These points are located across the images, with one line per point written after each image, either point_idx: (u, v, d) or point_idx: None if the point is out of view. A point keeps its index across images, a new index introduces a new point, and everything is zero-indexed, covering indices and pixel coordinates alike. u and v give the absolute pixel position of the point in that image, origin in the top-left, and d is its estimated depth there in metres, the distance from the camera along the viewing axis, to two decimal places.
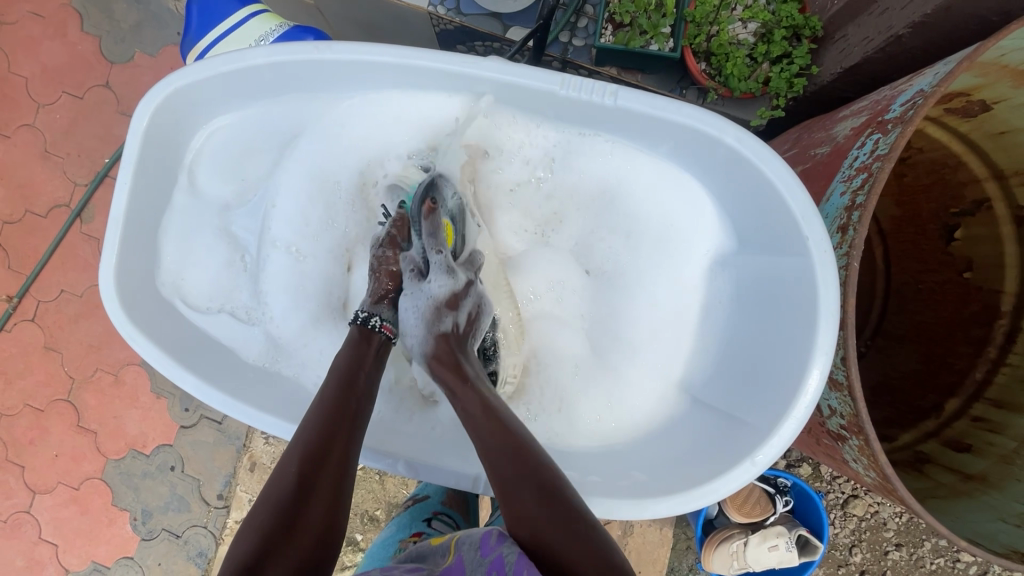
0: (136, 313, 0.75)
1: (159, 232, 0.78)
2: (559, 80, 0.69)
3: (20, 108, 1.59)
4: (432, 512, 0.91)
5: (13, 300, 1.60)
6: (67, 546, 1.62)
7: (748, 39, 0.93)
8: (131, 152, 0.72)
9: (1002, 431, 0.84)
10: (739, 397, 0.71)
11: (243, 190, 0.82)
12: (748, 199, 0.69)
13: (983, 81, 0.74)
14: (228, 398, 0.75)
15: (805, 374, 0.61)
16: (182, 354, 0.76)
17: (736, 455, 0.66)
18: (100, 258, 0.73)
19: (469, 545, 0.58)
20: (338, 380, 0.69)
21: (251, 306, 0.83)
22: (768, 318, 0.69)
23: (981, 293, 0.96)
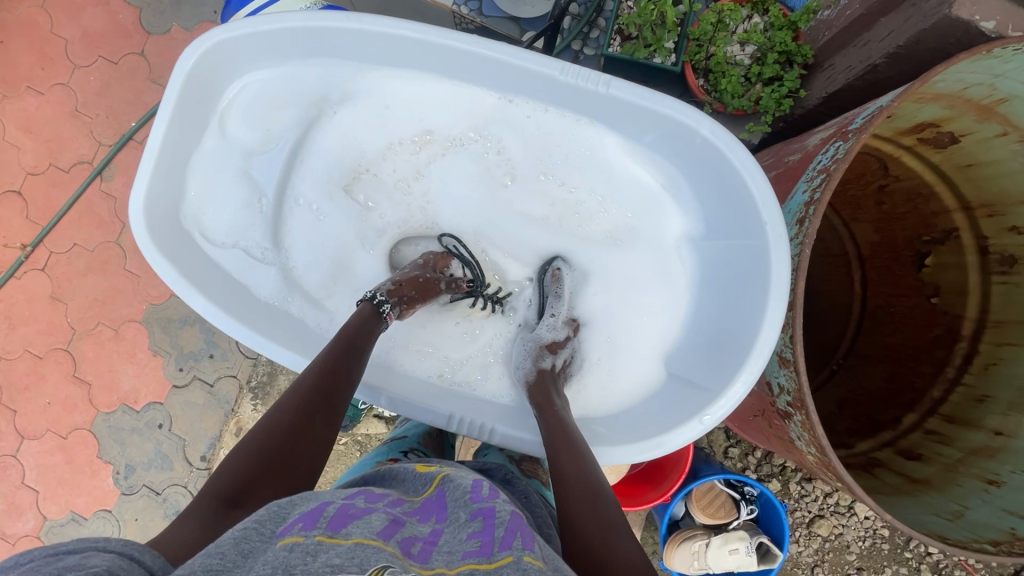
0: (162, 238, 0.80)
1: (188, 168, 0.85)
2: (559, 67, 0.75)
3: (57, 67, 1.67)
4: (408, 446, 0.84)
5: (27, 248, 1.66)
6: (48, 493, 1.65)
7: (744, 61, 1.01)
8: (170, 93, 0.78)
9: (950, 442, 0.88)
10: (702, 367, 0.78)
11: (268, 140, 0.89)
12: (717, 187, 0.75)
13: (951, 113, 0.81)
14: (236, 322, 0.81)
15: (753, 345, 0.67)
16: (197, 279, 0.82)
17: (689, 415, 0.72)
18: (131, 186, 0.79)
19: (458, 487, 0.58)
20: (343, 343, 0.74)
21: (265, 247, 0.90)
22: (729, 293, 0.76)
23: (946, 317, 1.01)
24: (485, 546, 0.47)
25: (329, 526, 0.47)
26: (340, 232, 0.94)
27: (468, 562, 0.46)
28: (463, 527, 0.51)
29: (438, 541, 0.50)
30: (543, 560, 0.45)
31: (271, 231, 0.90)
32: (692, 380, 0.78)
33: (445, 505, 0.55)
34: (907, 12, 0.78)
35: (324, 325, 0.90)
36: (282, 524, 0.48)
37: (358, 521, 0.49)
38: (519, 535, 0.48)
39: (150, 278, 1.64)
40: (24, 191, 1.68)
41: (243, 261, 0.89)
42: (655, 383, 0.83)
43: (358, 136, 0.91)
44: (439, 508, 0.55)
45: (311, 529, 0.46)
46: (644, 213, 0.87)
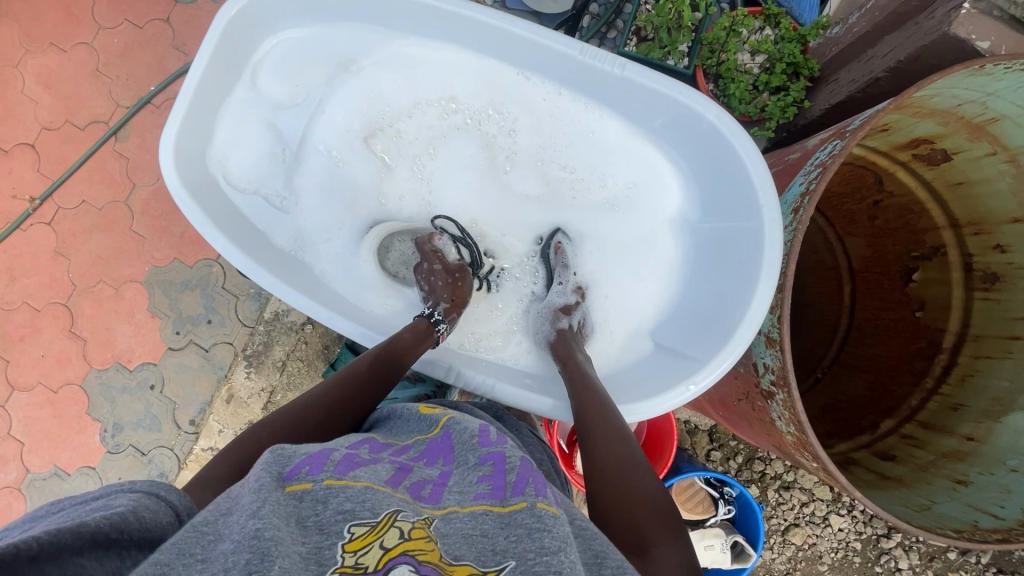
0: (189, 176, 0.83)
1: (218, 114, 0.87)
2: (579, 48, 0.79)
3: (81, 27, 1.70)
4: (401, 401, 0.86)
5: (35, 201, 1.68)
6: (33, 446, 1.66)
7: (753, 69, 1.05)
8: (210, 40, 0.81)
9: (923, 446, 0.92)
10: (692, 339, 0.81)
11: (296, 96, 0.92)
12: (719, 170, 0.79)
13: (945, 130, 0.85)
14: (252, 264, 0.81)
15: (744, 317, 0.71)
16: (219, 217, 0.84)
17: (676, 381, 0.75)
18: (161, 125, 0.81)
19: (463, 432, 0.60)
20: (393, 346, 0.77)
21: (284, 196, 0.93)
22: (723, 270, 0.80)
23: (928, 330, 1.05)
24: (498, 491, 0.50)
25: (338, 472, 0.49)
26: (352, 187, 0.96)
27: (481, 503, 0.49)
28: (473, 471, 0.54)
29: (448, 484, 0.52)
30: (555, 505, 0.48)
31: (290, 184, 0.93)
32: (682, 350, 0.81)
33: (452, 449, 0.58)
34: (909, 30, 0.83)
35: (332, 273, 0.93)
36: (289, 466, 0.48)
37: (366, 468, 0.51)
38: (531, 482, 0.50)
39: (155, 240, 1.66)
40: (38, 145, 1.70)
41: (262, 207, 0.91)
42: (645, 355, 0.86)
43: (381, 97, 0.94)
44: (446, 451, 0.58)
45: (321, 475, 0.48)
46: (649, 191, 0.91)
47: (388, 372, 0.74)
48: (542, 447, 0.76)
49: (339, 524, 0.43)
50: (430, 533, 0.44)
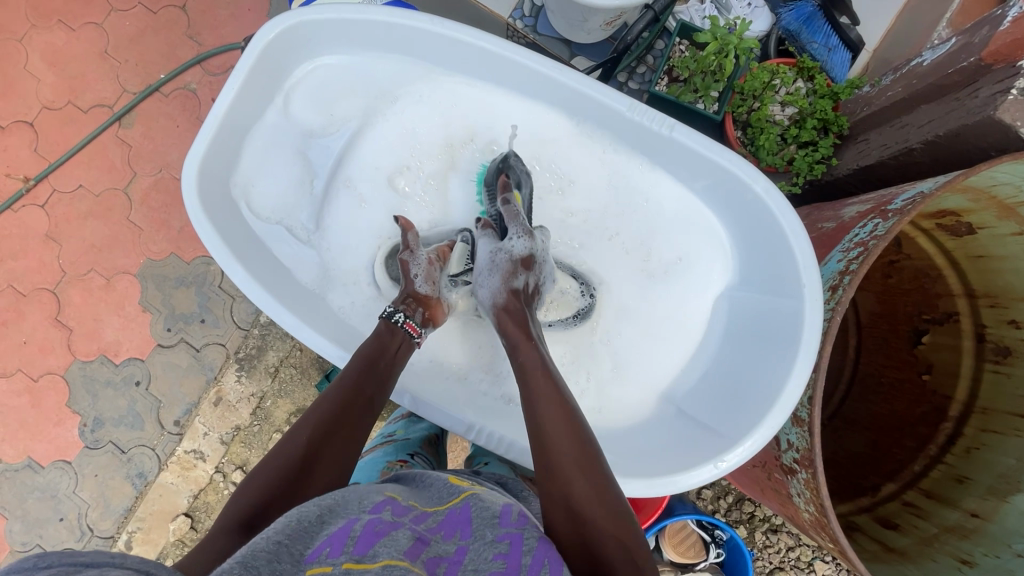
0: (209, 202, 0.79)
1: (245, 139, 0.84)
2: (628, 103, 0.80)
3: (93, 6, 1.64)
4: (414, 449, 0.86)
5: (30, 182, 1.62)
6: (8, 435, 1.60)
7: (783, 121, 1.05)
8: (245, 63, 0.79)
9: (926, 517, 0.92)
10: (719, 413, 0.78)
11: (329, 124, 0.89)
12: (758, 241, 0.79)
13: (975, 205, 0.85)
14: (271, 300, 0.79)
15: (778, 398, 0.69)
16: (241, 250, 0.81)
17: (704, 456, 0.73)
18: (190, 147, 0.79)
19: (484, 507, 0.56)
20: (362, 361, 0.73)
21: (308, 228, 0.89)
22: (758, 344, 0.78)
23: (934, 396, 1.06)
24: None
25: (357, 551, 0.46)
26: (374, 221, 0.92)
27: None
28: (489, 547, 0.50)
29: (463, 561, 0.49)
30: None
31: (317, 214, 0.89)
32: (710, 425, 0.78)
33: (469, 521, 0.54)
34: (948, 105, 0.82)
35: (349, 311, 0.89)
36: (311, 546, 0.46)
37: (385, 539, 0.48)
38: (547, 563, 0.48)
39: (152, 232, 1.61)
40: (37, 124, 1.64)
41: (285, 239, 0.88)
42: (669, 421, 0.83)
43: (418, 129, 0.90)
44: (464, 523, 0.54)
45: (339, 557, 0.45)
46: (686, 256, 0.87)
47: (352, 395, 0.69)
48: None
49: None
50: None
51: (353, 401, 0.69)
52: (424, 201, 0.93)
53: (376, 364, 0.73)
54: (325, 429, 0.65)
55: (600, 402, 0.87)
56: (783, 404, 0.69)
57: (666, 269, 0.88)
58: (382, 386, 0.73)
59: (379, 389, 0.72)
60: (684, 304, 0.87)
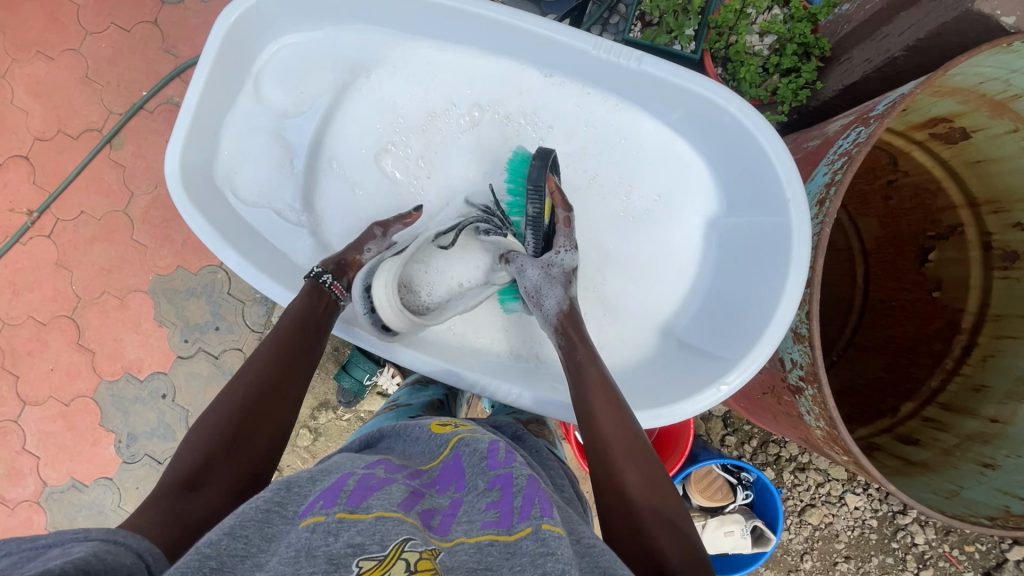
0: (193, 190, 0.81)
1: (221, 127, 0.86)
2: (592, 41, 0.78)
3: (68, 32, 1.66)
4: (416, 412, 0.84)
5: (34, 214, 1.65)
6: (49, 460, 1.66)
7: (762, 51, 1.02)
8: (210, 48, 0.80)
9: (947, 429, 0.91)
10: (721, 342, 0.79)
11: (301, 102, 0.90)
12: (741, 161, 0.79)
13: (965, 107, 0.83)
14: (266, 280, 0.80)
15: (774, 312, 0.69)
16: (229, 233, 0.82)
17: (706, 383, 0.73)
18: (166, 141, 0.80)
19: (473, 452, 0.58)
20: (294, 321, 0.75)
21: (294, 207, 0.90)
22: (754, 266, 0.77)
23: (947, 311, 1.04)
24: (503, 516, 0.47)
25: (350, 502, 0.47)
26: (359, 197, 0.92)
27: (487, 531, 0.46)
28: (481, 496, 0.52)
29: (457, 512, 0.51)
30: (561, 526, 0.46)
31: (302, 194, 0.91)
32: (712, 353, 0.79)
33: (462, 471, 0.56)
34: (926, 7, 0.82)
35: None
36: (304, 504, 0.47)
37: (378, 494, 0.50)
38: (537, 502, 0.48)
39: (157, 248, 1.64)
40: (32, 156, 1.67)
41: (273, 220, 0.89)
42: (671, 356, 0.84)
43: (393, 97, 0.91)
44: (457, 474, 0.56)
45: (333, 507, 0.46)
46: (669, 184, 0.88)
47: (288, 355, 0.72)
48: (555, 456, 0.72)
49: (348, 558, 0.40)
50: (436, 565, 0.42)
51: (293, 360, 0.72)
52: (405, 175, 0.92)
53: (308, 323, 0.76)
54: (258, 390, 0.68)
55: (606, 347, 0.88)
56: (779, 319, 0.69)
57: (650, 206, 0.88)
58: (317, 344, 0.76)
59: (314, 347, 0.75)
60: (677, 238, 0.88)
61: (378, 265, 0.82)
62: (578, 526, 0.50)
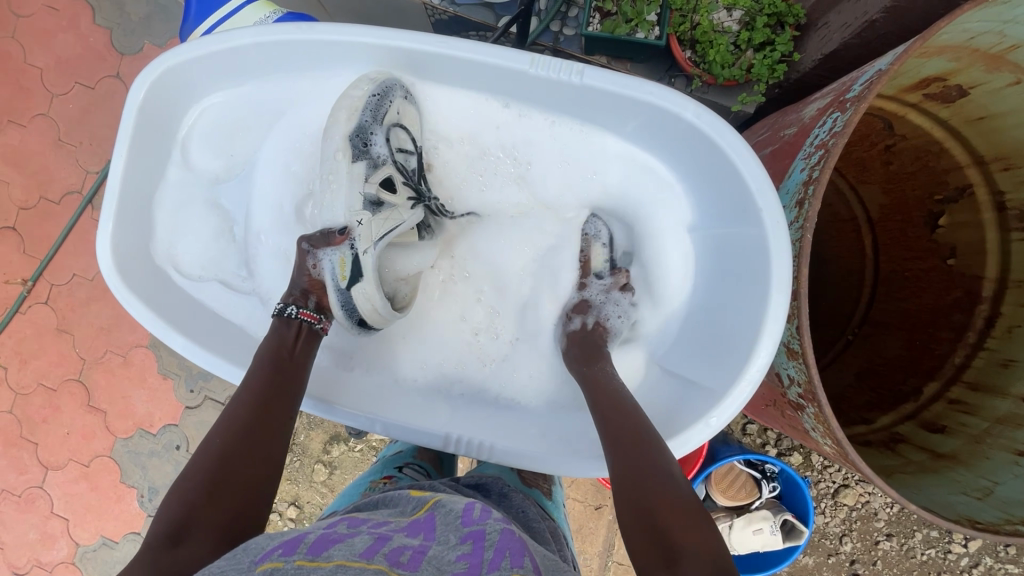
0: (131, 275, 0.79)
1: (154, 203, 0.84)
2: (528, 60, 0.73)
3: (35, 98, 1.65)
4: (403, 461, 0.86)
5: (28, 282, 1.66)
6: (78, 521, 1.67)
7: (732, 27, 0.95)
8: (126, 125, 0.78)
9: (975, 412, 0.86)
10: (703, 365, 0.74)
11: (233, 165, 0.88)
12: (705, 168, 0.74)
13: (958, 65, 0.76)
14: (215, 359, 0.78)
15: (758, 336, 0.64)
16: (173, 315, 0.80)
17: (693, 416, 0.69)
18: (98, 227, 0.78)
19: (448, 510, 0.56)
20: (268, 360, 0.72)
21: (241, 275, 0.88)
22: (732, 281, 0.73)
23: (964, 279, 0.97)
24: (473, 567, 0.47)
25: (310, 551, 0.48)
26: None
27: None
28: (451, 547, 0.50)
29: (428, 550, 0.49)
30: None
31: (246, 259, 0.88)
32: (694, 378, 0.75)
33: (434, 526, 0.54)
34: None
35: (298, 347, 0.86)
36: (260, 553, 0.48)
37: (339, 545, 0.50)
38: (507, 555, 0.48)
39: None
40: (19, 226, 1.68)
41: (219, 291, 0.87)
42: (657, 382, 0.80)
43: None
44: (428, 529, 0.54)
45: (292, 554, 0.47)
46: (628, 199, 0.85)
47: (271, 392, 0.69)
48: (542, 513, 0.71)
49: None
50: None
51: (271, 401, 0.68)
52: None
53: (285, 358, 0.73)
54: (240, 434, 0.65)
55: None
56: (761, 344, 0.64)
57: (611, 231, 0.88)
58: (300, 379, 0.73)
59: (297, 380, 0.72)
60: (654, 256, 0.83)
61: (355, 298, 0.78)
62: (555, 574, 0.49)
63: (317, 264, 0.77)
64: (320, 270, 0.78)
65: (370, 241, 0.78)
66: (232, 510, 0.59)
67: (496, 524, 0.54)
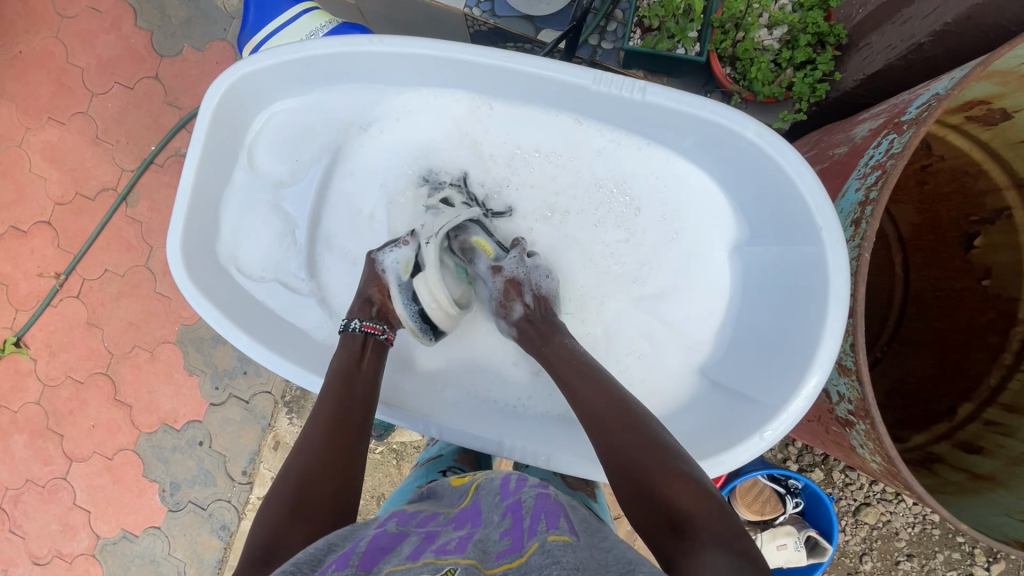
0: (197, 274, 0.81)
1: (219, 205, 0.86)
2: (591, 76, 0.75)
3: (74, 96, 1.69)
4: (445, 465, 0.87)
5: (61, 276, 1.70)
6: (100, 513, 1.69)
7: (773, 45, 0.96)
8: (200, 129, 0.81)
9: (1013, 434, 0.85)
10: (755, 380, 0.76)
11: (295, 169, 0.90)
12: (764, 185, 0.75)
13: (1004, 89, 0.77)
14: (278, 359, 0.81)
15: (816, 355, 0.66)
16: (236, 316, 0.82)
17: (747, 431, 0.71)
18: (167, 226, 0.80)
19: (489, 490, 0.59)
20: (339, 379, 0.74)
21: (300, 277, 0.90)
22: (791, 296, 0.74)
23: (1000, 300, 0.96)
24: (517, 541, 0.48)
25: (362, 564, 0.47)
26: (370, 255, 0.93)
27: (504, 560, 0.46)
28: (496, 527, 0.52)
29: (473, 537, 0.52)
30: (568, 534, 0.47)
31: (305, 262, 0.90)
32: (747, 394, 0.77)
33: (479, 511, 0.57)
34: None
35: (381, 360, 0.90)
36: (317, 565, 0.48)
37: (390, 554, 0.50)
38: (545, 518, 0.49)
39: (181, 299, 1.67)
40: (54, 221, 1.71)
41: (278, 291, 0.89)
42: (704, 396, 0.82)
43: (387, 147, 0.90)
44: (474, 515, 0.57)
45: (345, 568, 0.46)
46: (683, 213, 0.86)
47: (344, 408, 0.71)
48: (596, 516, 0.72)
49: None
50: None
51: (344, 419, 0.70)
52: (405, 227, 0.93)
53: (353, 377, 0.75)
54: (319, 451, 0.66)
55: (644, 384, 0.86)
56: (821, 364, 0.66)
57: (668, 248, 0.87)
58: (369, 392, 0.75)
59: (366, 393, 0.74)
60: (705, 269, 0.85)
61: (416, 289, 0.83)
62: (591, 533, 0.50)
63: (383, 268, 0.85)
64: (384, 271, 0.85)
65: (431, 234, 0.84)
66: (320, 523, 0.59)
67: (532, 490, 0.56)
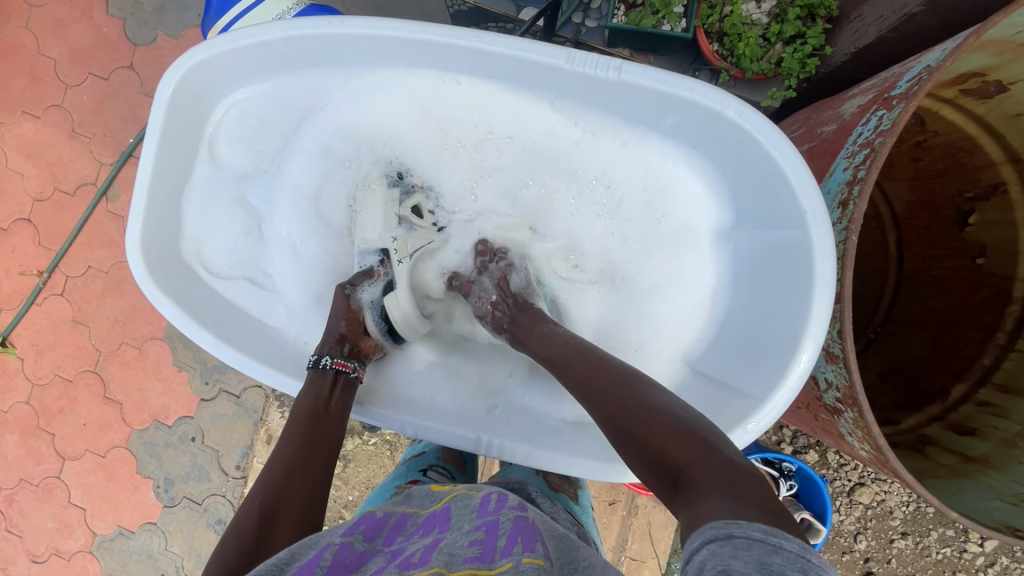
0: (160, 274, 0.80)
1: (182, 201, 0.84)
2: (566, 55, 0.72)
3: (49, 88, 1.65)
4: (427, 463, 0.87)
5: (44, 274, 1.67)
6: (96, 510, 1.69)
7: (761, 19, 0.92)
8: (156, 121, 0.78)
9: (1007, 415, 0.84)
10: (741, 370, 0.74)
11: (261, 161, 0.88)
12: (747, 167, 0.73)
13: (999, 60, 0.74)
14: (246, 359, 0.80)
15: (801, 343, 0.64)
16: (204, 316, 0.81)
17: (731, 422, 0.70)
18: (126, 225, 0.78)
19: (465, 504, 0.59)
20: (306, 415, 0.73)
21: (271, 274, 0.89)
22: (777, 282, 0.71)
23: (994, 279, 0.94)
24: (486, 553, 0.50)
25: None
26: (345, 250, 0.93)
27: (468, 565, 0.49)
28: (465, 534, 0.54)
29: (439, 543, 0.53)
30: (541, 558, 0.48)
31: (275, 259, 0.89)
32: (733, 385, 0.75)
33: (450, 516, 0.58)
34: None
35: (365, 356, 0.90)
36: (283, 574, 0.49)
37: None
38: (519, 541, 0.50)
39: None
40: (34, 218, 1.68)
41: (247, 290, 0.88)
42: (690, 387, 0.80)
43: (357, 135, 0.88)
44: (444, 517, 0.59)
45: None
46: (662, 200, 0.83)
47: (312, 449, 0.71)
48: (572, 521, 0.71)
49: None
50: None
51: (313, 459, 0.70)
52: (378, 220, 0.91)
53: (323, 411, 0.75)
54: (283, 487, 0.65)
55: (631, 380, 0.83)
56: (806, 353, 0.64)
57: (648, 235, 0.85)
58: (338, 425, 0.75)
59: (336, 430, 0.74)
60: None
61: (389, 309, 0.87)
62: (567, 561, 0.51)
63: (354, 295, 0.87)
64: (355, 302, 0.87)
65: (405, 253, 0.91)
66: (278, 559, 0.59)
67: (511, 513, 0.56)
